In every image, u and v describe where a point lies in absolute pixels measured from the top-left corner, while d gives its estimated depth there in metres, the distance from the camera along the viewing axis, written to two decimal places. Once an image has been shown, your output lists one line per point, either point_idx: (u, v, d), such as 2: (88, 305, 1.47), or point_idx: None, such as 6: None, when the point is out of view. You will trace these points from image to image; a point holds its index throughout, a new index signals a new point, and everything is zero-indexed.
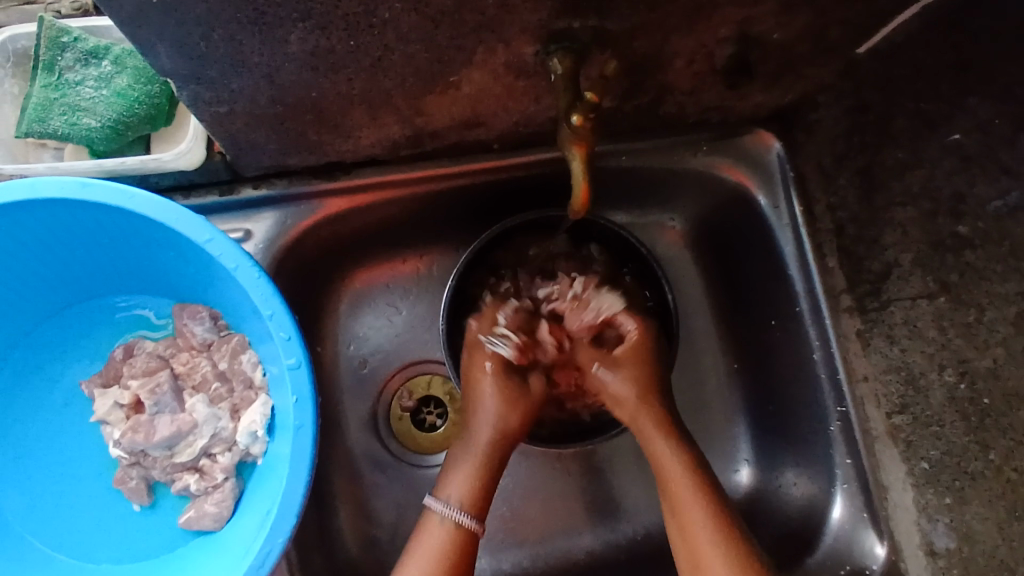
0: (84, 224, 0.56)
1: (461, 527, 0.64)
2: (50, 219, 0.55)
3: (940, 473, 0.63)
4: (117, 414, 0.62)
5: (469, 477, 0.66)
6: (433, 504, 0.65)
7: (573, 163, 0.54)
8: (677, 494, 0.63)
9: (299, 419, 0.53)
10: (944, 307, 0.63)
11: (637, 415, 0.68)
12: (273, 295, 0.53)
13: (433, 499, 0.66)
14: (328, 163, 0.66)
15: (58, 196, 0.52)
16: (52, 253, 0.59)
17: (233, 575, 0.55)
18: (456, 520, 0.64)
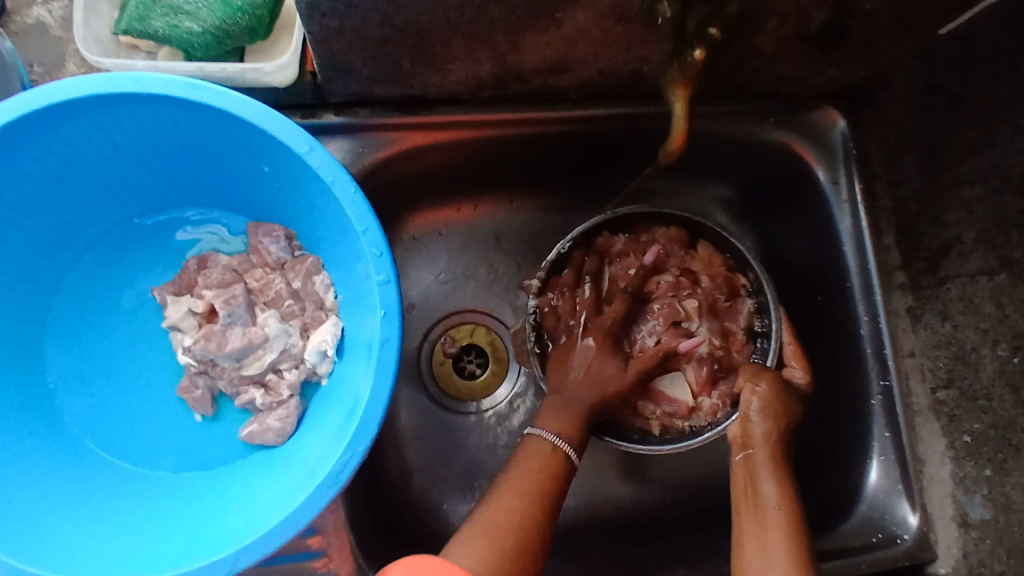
0: (182, 128, 0.57)
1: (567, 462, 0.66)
2: (149, 119, 0.56)
3: (982, 445, 0.68)
4: (190, 322, 0.62)
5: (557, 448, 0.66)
6: (542, 431, 0.67)
7: (675, 102, 0.62)
8: (772, 522, 0.62)
9: (385, 333, 0.54)
10: (1004, 283, 0.66)
11: (755, 445, 0.68)
12: (368, 211, 0.54)
13: (540, 428, 0.68)
14: (410, 96, 0.67)
15: (163, 93, 0.53)
16: (141, 156, 0.60)
17: (297, 488, 0.54)
18: (565, 451, 0.66)
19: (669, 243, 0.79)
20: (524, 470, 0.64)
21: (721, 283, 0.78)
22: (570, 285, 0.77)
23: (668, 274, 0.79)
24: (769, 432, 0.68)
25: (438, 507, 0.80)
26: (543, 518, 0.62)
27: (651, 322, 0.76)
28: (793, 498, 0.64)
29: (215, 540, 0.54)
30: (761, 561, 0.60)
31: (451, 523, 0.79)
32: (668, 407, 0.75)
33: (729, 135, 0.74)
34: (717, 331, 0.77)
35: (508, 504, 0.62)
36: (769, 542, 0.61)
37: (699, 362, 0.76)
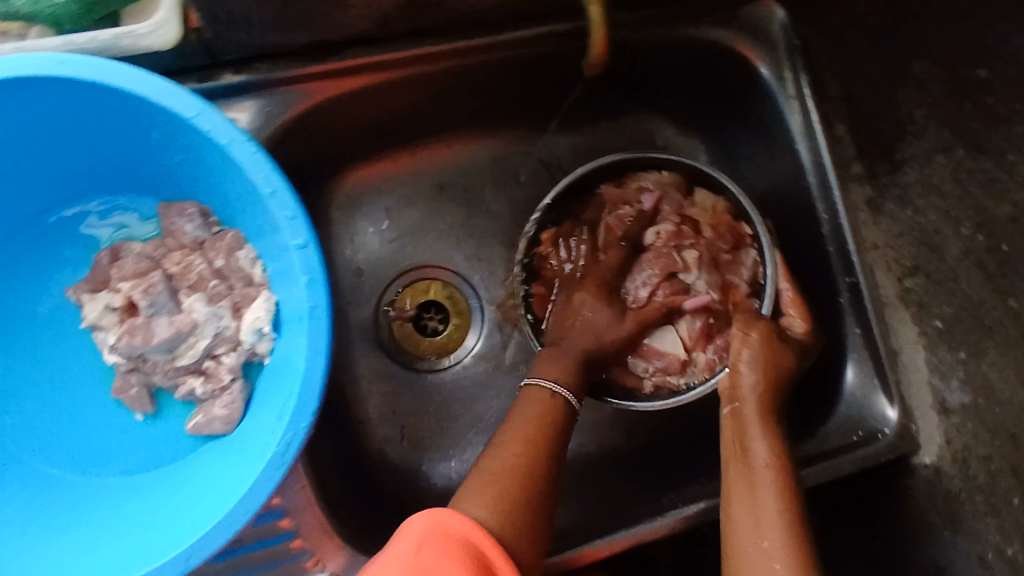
0: (63, 109, 0.52)
1: (569, 408, 0.64)
2: (21, 104, 0.50)
3: (955, 329, 0.63)
4: (110, 318, 0.59)
5: (545, 421, 0.62)
6: (539, 380, 0.65)
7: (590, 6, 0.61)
8: (763, 484, 0.58)
9: (313, 300, 0.50)
10: (963, 158, 0.61)
11: (743, 398, 0.63)
12: (273, 171, 0.49)
13: (538, 377, 0.65)
14: (313, 43, 0.62)
15: (31, 74, 0.47)
16: (26, 148, 0.55)
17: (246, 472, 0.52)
18: (565, 397, 0.64)
19: (665, 187, 0.76)
20: (525, 419, 0.62)
21: (724, 233, 0.74)
22: (570, 236, 0.75)
23: (665, 225, 0.76)
24: (758, 383, 0.63)
25: (418, 469, 0.78)
26: (549, 465, 0.60)
27: (645, 274, 0.74)
28: (783, 452, 0.60)
29: (164, 541, 0.51)
30: (751, 527, 0.56)
31: (433, 483, 0.77)
32: (659, 362, 0.73)
33: (668, 42, 0.71)
34: (717, 284, 0.74)
35: (513, 452, 0.59)
36: (760, 503, 0.57)
37: (694, 316, 0.73)
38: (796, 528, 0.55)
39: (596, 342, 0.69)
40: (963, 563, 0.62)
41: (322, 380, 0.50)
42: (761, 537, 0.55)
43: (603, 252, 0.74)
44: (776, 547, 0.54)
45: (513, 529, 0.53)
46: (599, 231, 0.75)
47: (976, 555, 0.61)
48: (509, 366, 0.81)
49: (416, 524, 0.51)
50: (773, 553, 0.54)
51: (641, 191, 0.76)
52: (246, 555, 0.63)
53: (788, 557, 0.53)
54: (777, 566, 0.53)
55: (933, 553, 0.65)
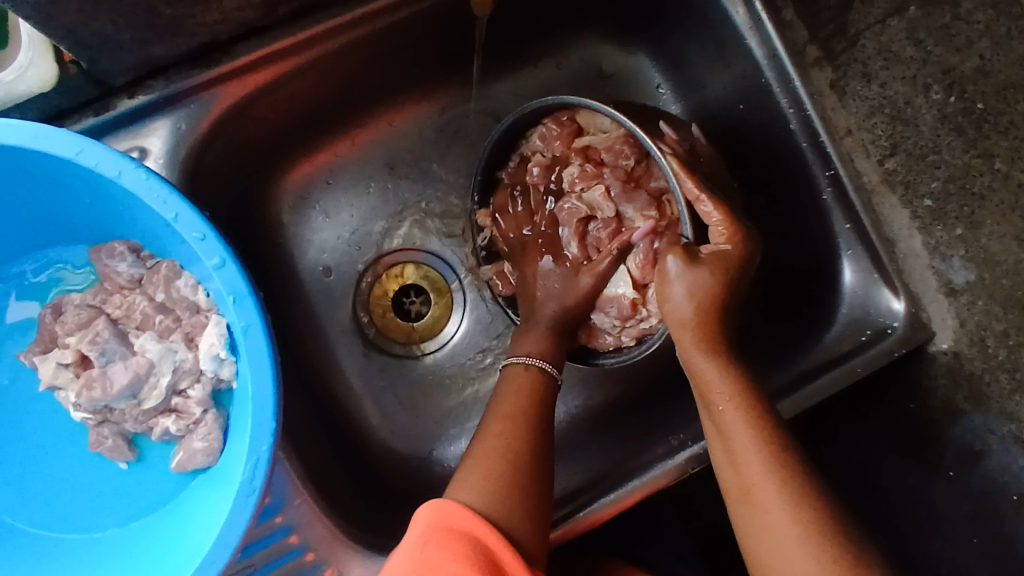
0: None
1: (545, 374, 0.61)
2: None
3: (945, 204, 0.58)
4: (65, 376, 0.57)
5: (520, 398, 0.59)
6: (512, 358, 0.62)
7: None
8: (731, 425, 0.52)
9: (245, 319, 0.49)
10: (916, 17, 0.55)
11: (677, 335, 0.56)
12: (170, 194, 0.47)
13: (512, 355, 0.63)
14: (201, 44, 0.58)
15: None
16: None
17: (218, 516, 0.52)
18: (539, 366, 0.61)
19: (553, 123, 0.66)
20: (506, 399, 0.59)
21: (621, 149, 0.65)
22: (503, 208, 0.69)
23: (574, 164, 0.66)
24: (687, 312, 0.55)
25: (428, 455, 0.76)
26: (538, 438, 0.57)
27: (566, 230, 0.66)
28: (735, 377, 0.53)
29: None
30: (733, 472, 0.52)
31: (447, 466, 0.76)
32: (616, 311, 0.65)
33: None
34: (647, 205, 0.64)
35: (496, 433, 0.56)
36: (735, 446, 0.52)
37: (635, 244, 0.63)
38: (779, 460, 0.50)
39: (565, 305, 0.64)
40: (999, 444, 0.59)
41: (274, 397, 0.49)
42: (748, 469, 0.51)
43: (538, 223, 0.67)
44: (762, 481, 0.50)
45: (506, 512, 0.50)
46: (529, 196, 0.68)
47: (1011, 434, 0.57)
48: (498, 333, 0.78)
49: (423, 516, 0.49)
50: (763, 500, 0.49)
51: (545, 138, 0.66)
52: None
53: (777, 496, 0.49)
54: (766, 513, 0.49)
55: (965, 438, 0.61)
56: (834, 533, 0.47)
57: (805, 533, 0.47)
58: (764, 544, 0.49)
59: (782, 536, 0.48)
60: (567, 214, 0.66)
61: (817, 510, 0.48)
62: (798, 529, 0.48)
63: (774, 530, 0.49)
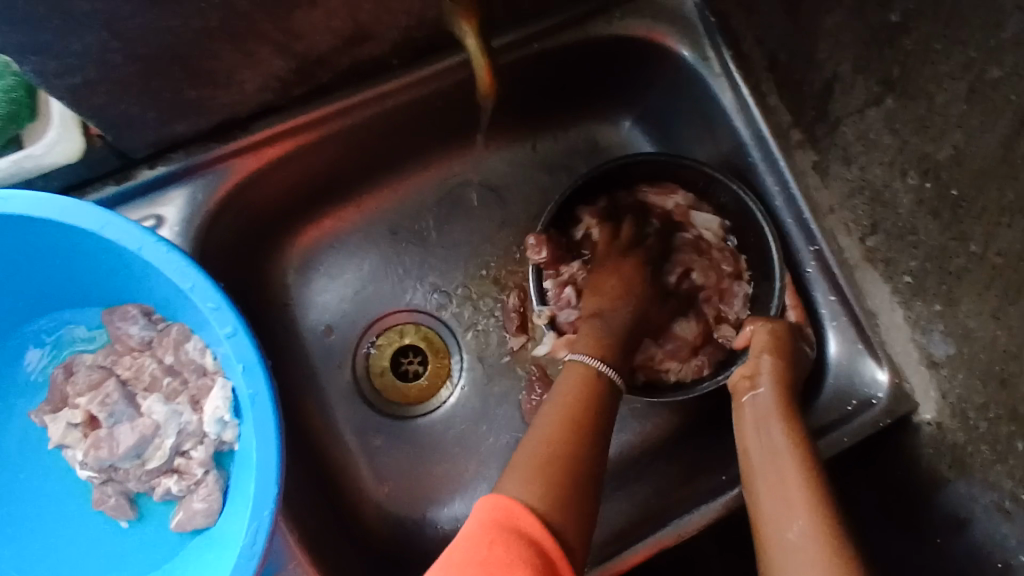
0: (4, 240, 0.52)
1: (611, 387, 0.61)
2: None
3: (925, 281, 0.60)
4: (74, 435, 0.59)
5: (585, 402, 0.58)
6: (583, 357, 0.62)
7: (467, 37, 0.63)
8: (787, 470, 0.56)
9: (253, 387, 0.51)
10: (894, 107, 0.57)
11: (759, 381, 0.63)
12: (188, 266, 0.50)
13: (580, 354, 0.62)
14: (222, 122, 0.62)
15: None
16: None
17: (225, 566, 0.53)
18: (610, 378, 0.61)
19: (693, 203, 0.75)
20: (567, 398, 0.58)
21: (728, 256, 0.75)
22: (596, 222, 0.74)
23: (689, 233, 0.75)
24: (776, 362, 0.64)
25: (422, 517, 0.77)
26: (596, 446, 0.56)
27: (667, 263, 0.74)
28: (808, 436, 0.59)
29: None
30: (780, 515, 0.53)
31: (440, 528, 0.77)
32: (666, 347, 0.72)
33: (576, 43, 0.70)
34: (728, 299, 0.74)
35: (555, 433, 0.55)
36: (787, 488, 0.55)
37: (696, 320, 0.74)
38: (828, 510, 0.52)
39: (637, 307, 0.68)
40: (982, 513, 0.60)
41: (278, 463, 0.50)
42: (792, 522, 0.52)
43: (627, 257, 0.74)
44: (809, 529, 0.51)
45: (560, 512, 0.49)
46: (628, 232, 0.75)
47: (993, 504, 0.59)
48: (493, 398, 0.80)
49: (480, 512, 0.48)
50: (809, 541, 0.50)
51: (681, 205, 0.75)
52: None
53: (823, 540, 0.50)
54: (813, 549, 0.50)
55: (952, 507, 0.62)
56: None
57: None
58: None
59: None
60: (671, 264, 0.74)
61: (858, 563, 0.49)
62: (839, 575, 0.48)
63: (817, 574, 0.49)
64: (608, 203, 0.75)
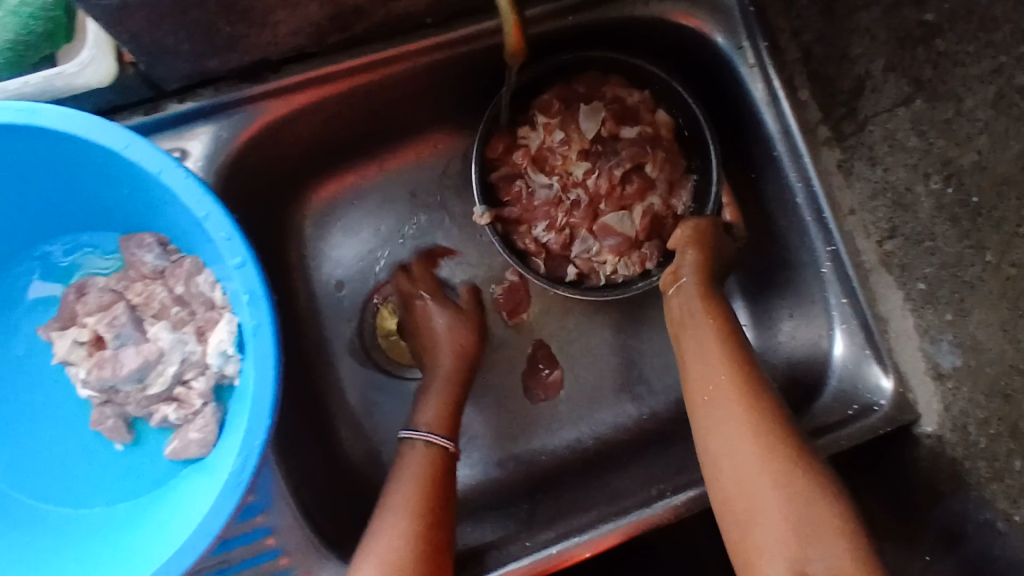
0: (27, 156, 0.53)
1: (437, 449, 0.65)
2: None
3: (938, 289, 0.60)
4: (79, 353, 0.60)
5: (419, 474, 0.63)
6: (410, 433, 0.66)
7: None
8: (707, 346, 0.60)
9: (256, 318, 0.51)
10: (921, 109, 0.57)
11: (681, 268, 0.67)
12: (205, 194, 0.50)
13: (409, 431, 0.67)
14: (253, 62, 0.62)
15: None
16: None
17: (221, 463, 0.56)
18: (433, 441, 0.66)
19: (651, 102, 0.77)
20: (412, 476, 0.62)
21: (673, 155, 0.77)
22: (545, 115, 0.77)
23: (641, 126, 0.77)
24: (698, 255, 0.67)
25: None
26: (437, 512, 0.60)
27: (597, 183, 0.77)
28: (727, 318, 0.63)
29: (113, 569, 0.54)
30: (704, 380, 0.59)
31: None
32: (611, 241, 0.77)
33: (612, 20, 0.70)
34: (667, 189, 0.77)
35: (394, 515, 0.58)
36: (709, 360, 0.60)
37: (641, 212, 0.77)
38: (747, 384, 0.57)
39: (462, 346, 0.74)
40: (975, 530, 0.59)
41: (273, 399, 0.51)
42: (713, 384, 0.58)
43: (566, 149, 0.78)
44: (727, 390, 0.57)
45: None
46: (573, 125, 0.77)
47: (987, 523, 0.58)
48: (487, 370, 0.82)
49: None
50: (728, 405, 0.56)
51: (626, 93, 0.77)
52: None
53: (741, 407, 0.56)
54: (731, 411, 0.56)
55: (945, 523, 0.62)
56: (786, 447, 0.53)
57: (762, 441, 0.53)
58: (721, 440, 0.55)
59: (736, 444, 0.54)
60: (607, 156, 0.77)
61: (779, 429, 0.54)
62: (759, 444, 0.53)
63: (735, 434, 0.55)
64: (556, 95, 0.77)
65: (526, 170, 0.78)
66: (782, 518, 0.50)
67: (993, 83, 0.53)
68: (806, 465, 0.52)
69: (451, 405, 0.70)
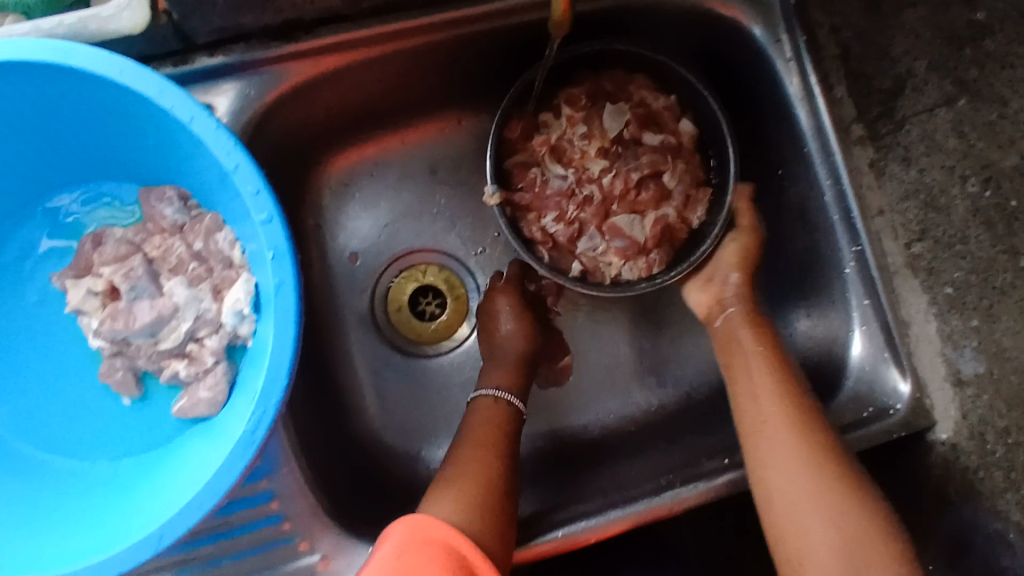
0: (55, 98, 0.52)
1: (512, 408, 0.68)
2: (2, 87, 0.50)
3: (965, 294, 0.59)
4: (93, 303, 0.59)
5: (494, 427, 0.65)
6: (482, 391, 0.69)
7: None
8: (756, 370, 0.63)
9: (279, 276, 0.51)
10: (965, 110, 0.58)
11: (722, 295, 0.70)
12: (236, 147, 0.50)
13: (481, 389, 0.69)
14: (285, 21, 0.61)
15: (31, 57, 0.48)
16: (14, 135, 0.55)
17: (225, 439, 0.53)
18: (508, 400, 0.68)
19: (678, 110, 0.76)
20: (483, 428, 0.64)
21: (693, 163, 0.76)
22: (571, 108, 0.76)
23: (665, 133, 0.76)
24: (741, 280, 0.70)
25: (417, 453, 0.77)
26: (510, 464, 0.62)
27: (613, 182, 0.77)
28: (771, 341, 0.66)
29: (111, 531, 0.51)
30: (753, 405, 0.61)
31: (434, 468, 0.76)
32: (620, 243, 0.76)
33: (645, 7, 0.67)
34: (681, 198, 0.76)
35: (475, 459, 0.60)
36: (756, 385, 0.62)
37: (653, 220, 0.76)
38: (795, 407, 0.60)
39: (527, 349, 0.73)
40: (984, 542, 0.59)
41: (291, 360, 0.50)
42: (763, 409, 0.60)
43: (586, 144, 0.77)
44: (778, 413, 0.59)
45: (479, 518, 0.54)
46: (596, 121, 0.76)
47: (997, 534, 0.59)
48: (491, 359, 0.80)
49: (396, 534, 0.51)
50: (778, 428, 0.58)
51: (653, 97, 0.76)
52: (200, 550, 0.60)
53: (791, 430, 0.58)
54: (781, 435, 0.58)
55: (952, 532, 0.62)
56: (836, 468, 0.56)
57: (813, 463, 0.56)
58: (772, 463, 0.57)
59: (787, 466, 0.56)
60: (626, 159, 0.76)
61: (830, 452, 0.57)
62: (810, 466, 0.56)
63: (786, 456, 0.57)
64: (587, 88, 0.76)
65: (544, 159, 0.77)
66: (832, 535, 0.52)
67: None
68: (856, 484, 0.55)
69: (519, 378, 0.71)
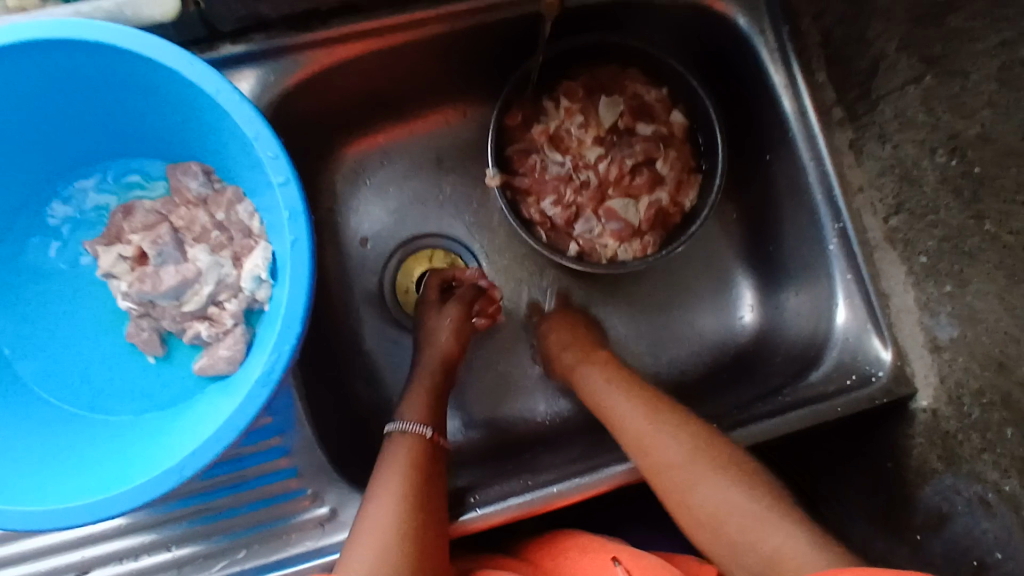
0: (92, 74, 0.57)
1: (423, 441, 0.66)
2: (44, 64, 0.55)
3: (939, 262, 0.63)
4: (122, 267, 0.64)
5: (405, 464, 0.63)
6: (399, 425, 0.67)
7: None
8: (635, 433, 0.63)
9: (295, 233, 0.55)
10: (932, 86, 0.60)
11: (578, 368, 0.73)
12: (257, 116, 0.54)
13: (398, 424, 0.67)
14: (303, 11, 0.66)
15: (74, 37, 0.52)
16: (53, 112, 0.60)
17: (248, 376, 0.58)
18: (417, 431, 0.66)
19: (669, 102, 0.80)
20: (397, 468, 0.62)
21: (684, 149, 0.80)
22: (568, 99, 0.81)
23: (659, 123, 0.81)
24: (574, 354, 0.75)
25: None
26: (425, 501, 0.60)
27: (609, 169, 0.81)
28: (639, 397, 0.66)
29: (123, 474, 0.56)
30: (649, 471, 0.60)
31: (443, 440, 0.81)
32: (615, 225, 0.80)
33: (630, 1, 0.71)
34: (674, 184, 0.80)
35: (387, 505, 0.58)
36: (646, 449, 0.61)
37: (647, 205, 0.80)
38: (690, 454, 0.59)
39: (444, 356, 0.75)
40: (964, 506, 0.62)
41: (304, 310, 0.54)
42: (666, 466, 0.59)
43: (583, 133, 0.81)
44: (678, 465, 0.58)
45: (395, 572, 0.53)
46: (593, 112, 0.81)
47: (976, 497, 0.60)
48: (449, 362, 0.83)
49: None
50: (684, 483, 0.57)
51: (644, 90, 0.80)
52: (214, 500, 0.64)
53: (699, 476, 0.56)
54: (691, 491, 0.56)
55: (934, 499, 0.64)
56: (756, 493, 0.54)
57: (731, 498, 0.54)
58: (703, 517, 0.55)
59: (720, 507, 0.54)
60: (620, 147, 0.81)
61: (740, 481, 0.55)
62: (735, 499, 0.54)
63: (709, 503, 0.55)
64: (583, 82, 0.80)
65: (543, 146, 0.81)
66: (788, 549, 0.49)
67: (998, 56, 0.54)
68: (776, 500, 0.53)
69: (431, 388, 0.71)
